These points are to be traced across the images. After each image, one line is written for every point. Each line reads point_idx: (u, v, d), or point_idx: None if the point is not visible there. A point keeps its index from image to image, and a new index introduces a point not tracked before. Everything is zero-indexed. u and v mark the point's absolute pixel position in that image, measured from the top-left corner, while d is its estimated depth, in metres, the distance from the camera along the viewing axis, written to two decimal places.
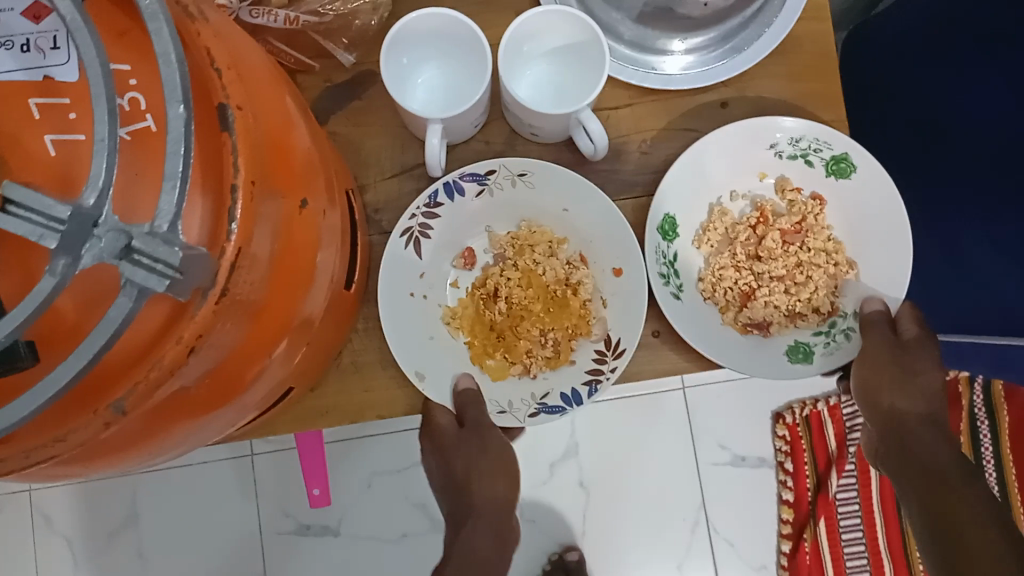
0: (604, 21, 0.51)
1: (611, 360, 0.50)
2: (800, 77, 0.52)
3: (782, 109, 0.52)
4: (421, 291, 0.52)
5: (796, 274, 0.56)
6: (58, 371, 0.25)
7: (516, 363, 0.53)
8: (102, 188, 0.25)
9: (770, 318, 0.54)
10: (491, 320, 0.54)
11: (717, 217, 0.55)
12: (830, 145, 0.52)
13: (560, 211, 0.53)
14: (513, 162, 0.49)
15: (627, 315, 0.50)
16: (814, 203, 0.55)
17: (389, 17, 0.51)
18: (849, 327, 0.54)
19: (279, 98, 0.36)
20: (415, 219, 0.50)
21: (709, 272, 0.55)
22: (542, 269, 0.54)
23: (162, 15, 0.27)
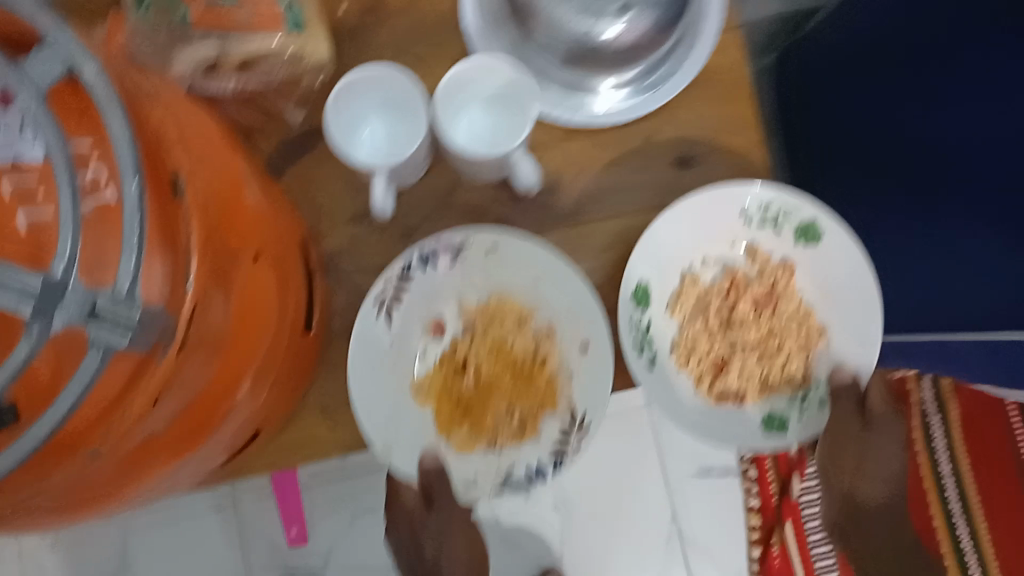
0: (536, 65, 0.55)
1: (577, 437, 0.55)
2: (718, 105, 0.56)
3: (703, 136, 0.56)
4: (389, 359, 0.56)
5: (768, 341, 0.62)
6: (37, 425, 0.29)
7: (482, 436, 0.57)
8: (68, 260, 0.28)
9: (743, 387, 0.60)
10: (458, 390, 0.59)
11: (689, 285, 0.61)
12: (796, 211, 0.57)
13: (532, 284, 0.56)
14: (484, 232, 0.55)
15: (593, 390, 0.55)
16: (782, 270, 0.60)
17: (335, 75, 0.55)
18: (821, 399, 0.59)
19: (229, 161, 0.39)
20: (387, 289, 0.54)
21: (684, 339, 0.62)
22: (511, 341, 0.59)
23: (114, 100, 0.31)
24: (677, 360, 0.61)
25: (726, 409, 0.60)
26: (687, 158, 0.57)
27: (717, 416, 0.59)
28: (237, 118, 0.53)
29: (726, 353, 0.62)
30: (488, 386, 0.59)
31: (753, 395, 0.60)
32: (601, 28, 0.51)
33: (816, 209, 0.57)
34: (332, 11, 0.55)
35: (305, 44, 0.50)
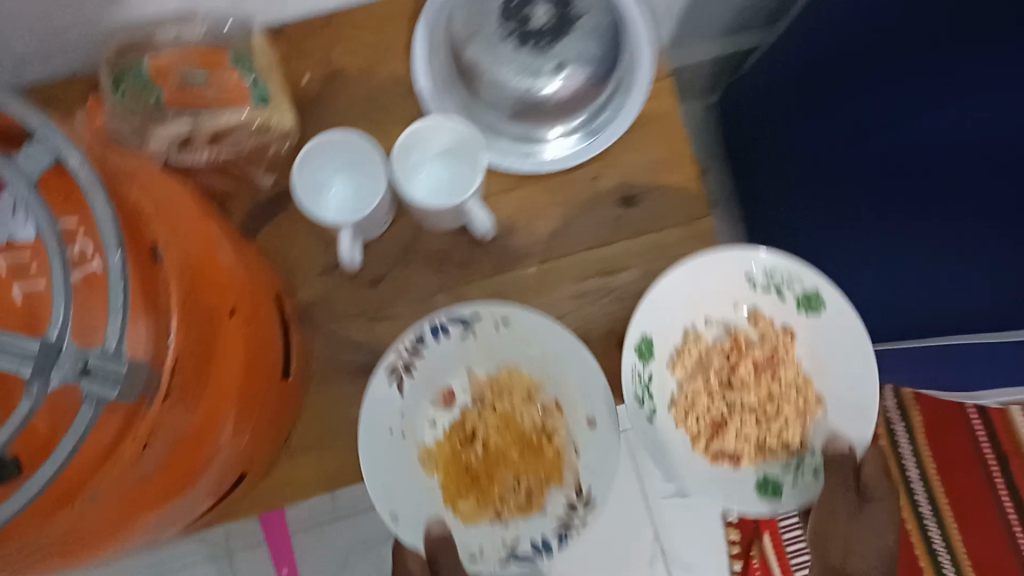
0: (486, 121, 0.61)
1: (583, 512, 0.57)
2: (655, 146, 0.61)
3: (644, 175, 0.61)
4: (399, 427, 0.59)
5: (766, 407, 0.65)
6: (38, 474, 0.32)
7: (489, 507, 0.60)
8: (62, 324, 0.32)
9: (739, 450, 0.63)
10: (467, 461, 0.62)
11: (692, 341, 0.65)
12: (803, 281, 0.61)
13: (539, 360, 0.60)
14: (497, 307, 0.57)
15: (600, 465, 0.58)
16: (785, 335, 0.64)
17: (300, 140, 0.60)
18: (815, 467, 0.62)
19: (203, 226, 0.43)
20: (398, 358, 0.57)
21: (683, 396, 0.65)
22: (520, 415, 0.62)
23: (95, 182, 0.35)
24: (676, 415, 0.64)
25: (724, 468, 0.62)
26: (630, 198, 0.61)
27: (713, 475, 0.62)
28: (212, 185, 0.57)
29: (725, 413, 0.65)
30: (497, 458, 0.62)
31: (747, 459, 0.63)
32: (541, 85, 0.56)
33: (822, 280, 0.61)
34: (295, 82, 0.61)
35: (273, 115, 0.55)
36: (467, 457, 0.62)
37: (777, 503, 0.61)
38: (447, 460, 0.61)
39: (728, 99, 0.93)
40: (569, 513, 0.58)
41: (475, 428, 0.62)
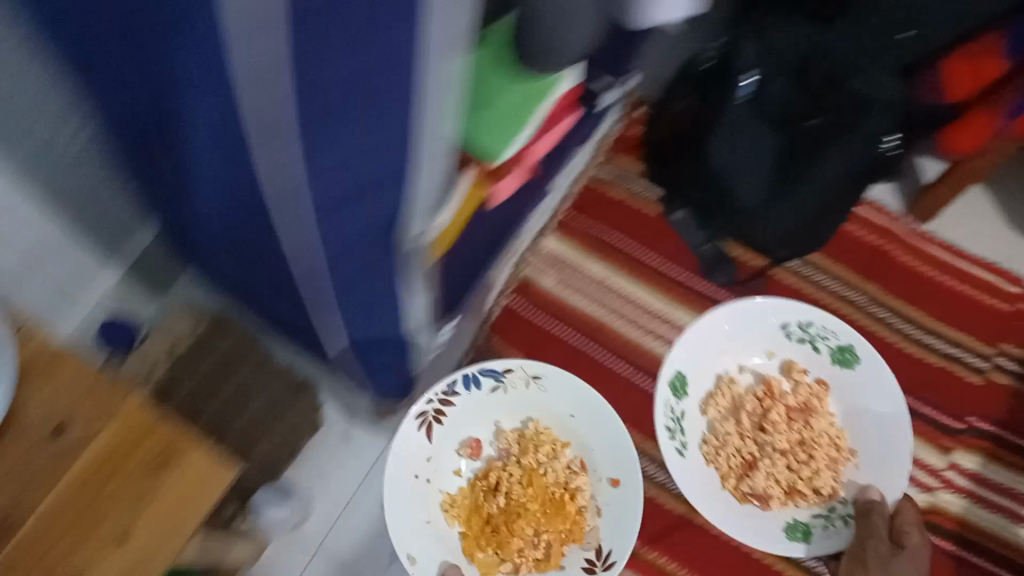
0: None
1: (601, 569, 0.92)
2: (46, 377, 0.57)
3: (60, 402, 0.57)
4: (424, 475, 0.95)
5: (798, 450, 0.99)
6: None
7: (507, 558, 0.92)
8: None
9: (770, 490, 0.97)
10: (487, 511, 0.95)
11: (727, 384, 1.04)
12: (838, 337, 1.02)
13: (568, 417, 0.99)
14: (529, 368, 0.97)
15: (618, 533, 0.92)
16: (818, 386, 1.02)
17: None
18: (845, 513, 0.97)
19: None
20: (427, 411, 0.94)
21: (715, 436, 1.01)
22: (544, 471, 0.96)
23: None
24: (707, 454, 1.00)
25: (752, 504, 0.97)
26: (60, 427, 0.56)
27: (744, 512, 0.97)
28: None
29: (752, 453, 1.00)
30: (515, 513, 0.93)
31: (775, 499, 0.97)
32: None
33: (852, 342, 1.02)
34: None
35: None
36: (489, 508, 0.94)
37: (809, 546, 0.96)
38: (468, 507, 0.96)
39: (187, 265, 0.95)
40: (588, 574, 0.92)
41: (499, 481, 0.96)
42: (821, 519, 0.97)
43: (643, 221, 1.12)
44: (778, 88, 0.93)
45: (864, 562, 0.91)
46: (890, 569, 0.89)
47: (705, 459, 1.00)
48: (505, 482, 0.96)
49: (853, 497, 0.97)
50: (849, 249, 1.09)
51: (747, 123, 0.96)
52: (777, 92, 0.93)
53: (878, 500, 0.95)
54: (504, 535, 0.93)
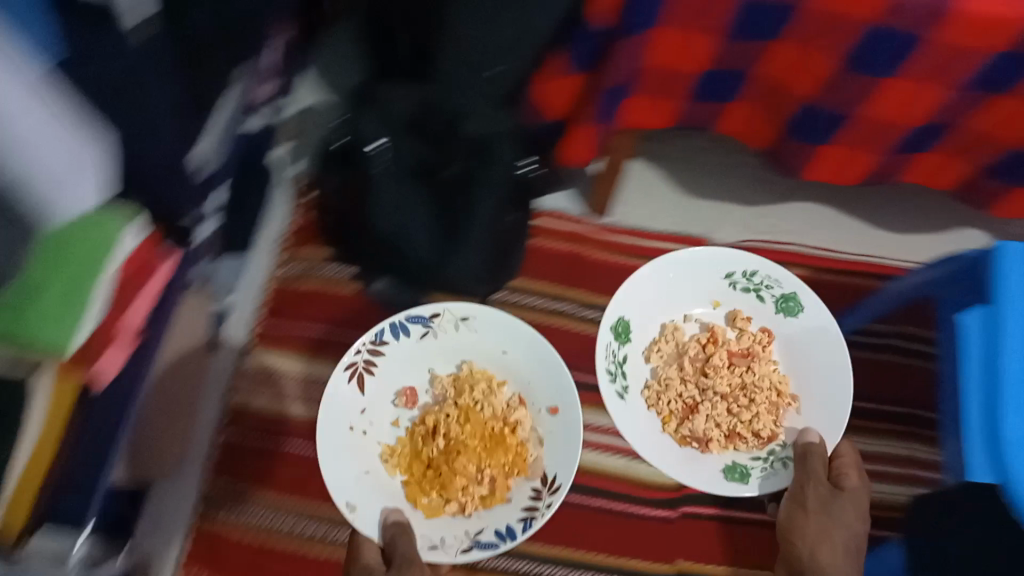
0: None
1: (547, 495, 0.84)
2: None
3: None
4: (360, 425, 0.89)
5: (740, 393, 0.95)
6: None
7: (453, 499, 0.85)
8: None
9: (710, 434, 0.93)
10: (430, 455, 0.88)
11: (669, 332, 1.00)
12: (780, 285, 0.99)
13: (501, 354, 0.95)
14: (455, 310, 0.93)
15: (561, 456, 0.86)
16: (762, 334, 0.99)
17: None
18: (784, 456, 0.92)
19: None
20: (356, 361, 0.90)
21: (655, 380, 0.98)
22: (483, 409, 0.91)
23: None
24: (647, 398, 0.97)
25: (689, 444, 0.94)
26: None
27: (681, 456, 0.93)
28: None
29: (695, 396, 0.95)
30: (455, 450, 0.87)
31: (715, 443, 0.93)
32: None
33: (795, 289, 0.98)
34: None
35: None
36: (427, 451, 0.88)
37: (746, 486, 0.91)
38: (409, 457, 0.89)
39: None
40: (535, 502, 0.85)
41: (439, 424, 0.89)
42: (760, 463, 0.93)
43: (341, 304, 1.08)
44: (406, 147, 0.95)
45: (806, 504, 0.88)
46: (830, 509, 0.87)
47: (647, 404, 0.97)
48: (442, 424, 0.90)
49: (794, 441, 0.93)
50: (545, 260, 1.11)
51: (407, 191, 0.96)
52: (407, 149, 0.95)
53: (817, 443, 0.90)
54: (446, 476, 0.86)
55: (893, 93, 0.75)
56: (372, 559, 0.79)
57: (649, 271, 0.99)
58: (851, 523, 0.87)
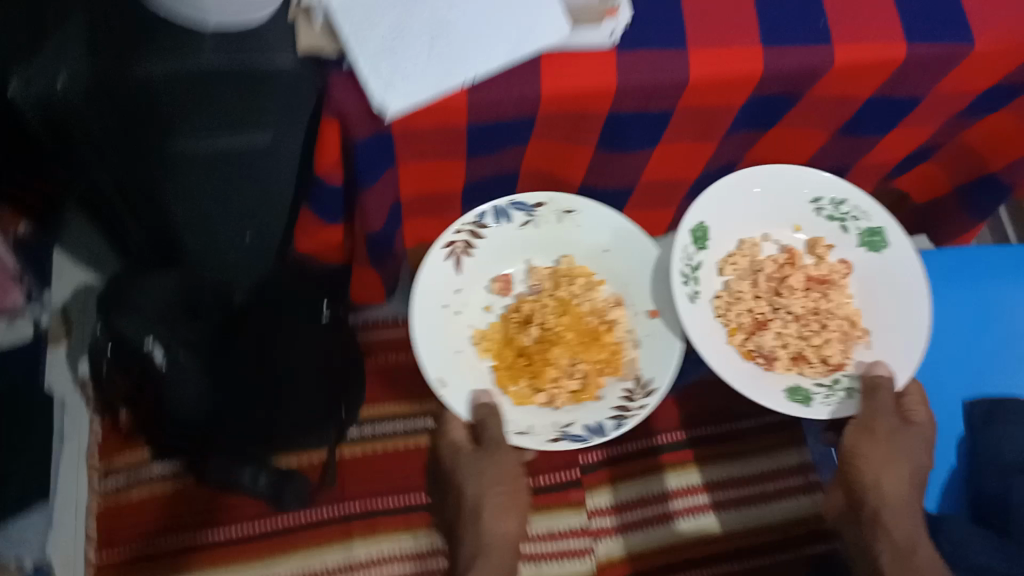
0: None
1: (641, 397, 0.72)
2: None
3: None
4: (454, 304, 0.76)
5: (811, 320, 0.75)
6: None
7: (541, 389, 0.74)
8: None
9: (774, 352, 0.73)
10: (522, 342, 0.77)
11: (747, 248, 0.77)
12: (868, 217, 0.74)
13: (601, 251, 0.79)
14: (561, 200, 0.75)
15: (660, 358, 0.73)
16: (841, 266, 0.76)
17: None
18: (851, 386, 0.70)
19: None
20: (460, 236, 0.74)
21: (729, 292, 0.76)
22: (580, 300, 0.78)
23: None
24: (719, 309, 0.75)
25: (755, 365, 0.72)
26: None
27: (745, 365, 0.71)
28: None
29: (765, 312, 0.76)
30: (552, 342, 0.78)
31: (778, 363, 0.72)
32: None
33: (885, 219, 0.73)
34: None
35: None
36: (521, 338, 0.78)
37: (808, 410, 0.68)
38: (499, 340, 0.78)
39: None
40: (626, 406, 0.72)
41: (533, 313, 0.79)
42: (822, 391, 0.71)
43: (176, 503, 0.99)
44: (184, 338, 0.84)
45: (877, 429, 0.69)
46: (901, 445, 0.69)
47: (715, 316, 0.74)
48: (538, 313, 0.79)
49: (860, 373, 0.70)
50: (387, 375, 1.06)
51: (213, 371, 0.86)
52: (188, 340, 0.84)
53: (887, 378, 0.68)
54: (538, 367, 0.76)
55: (664, 157, 0.71)
56: (460, 437, 0.75)
57: (757, 173, 0.74)
58: (917, 455, 0.68)
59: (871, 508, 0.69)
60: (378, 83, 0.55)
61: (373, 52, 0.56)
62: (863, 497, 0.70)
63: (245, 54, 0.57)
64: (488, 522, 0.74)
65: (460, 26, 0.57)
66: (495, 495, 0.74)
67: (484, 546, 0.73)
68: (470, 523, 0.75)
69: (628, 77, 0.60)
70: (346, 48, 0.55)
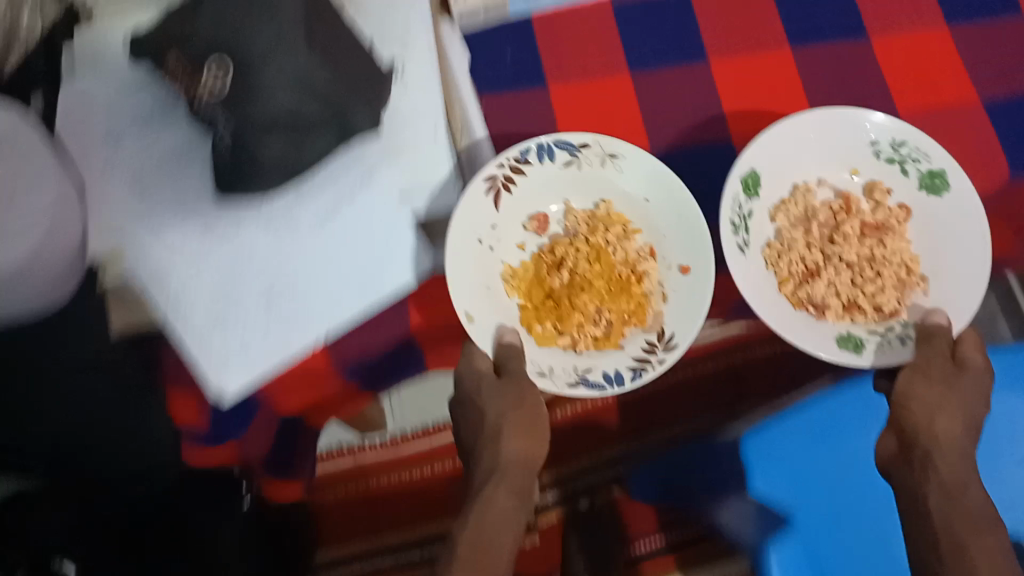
0: None
1: (662, 353, 0.57)
2: None
3: None
4: (488, 240, 0.60)
5: (866, 266, 0.62)
6: None
7: (566, 333, 0.59)
8: None
9: (828, 300, 0.62)
10: (550, 285, 0.60)
11: (801, 194, 0.64)
12: (929, 157, 0.60)
13: (641, 200, 0.61)
14: (607, 141, 0.59)
15: (691, 309, 0.57)
16: (901, 210, 0.63)
17: None
18: (905, 333, 0.60)
19: None
20: (502, 170, 0.59)
21: (780, 242, 0.64)
22: (614, 249, 0.61)
23: None
24: (771, 257, 0.63)
25: (804, 314, 0.61)
26: None
27: (790, 314, 0.60)
28: None
29: (819, 261, 0.63)
30: (583, 286, 0.60)
31: (831, 312, 0.61)
32: None
33: (950, 160, 0.59)
34: None
35: None
36: (547, 281, 0.61)
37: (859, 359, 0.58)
38: (530, 282, 0.61)
39: None
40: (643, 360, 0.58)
41: (563, 255, 0.61)
42: (875, 339, 0.60)
43: None
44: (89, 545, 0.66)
45: (928, 366, 0.58)
46: (959, 386, 0.59)
47: (766, 265, 0.62)
48: (571, 257, 0.60)
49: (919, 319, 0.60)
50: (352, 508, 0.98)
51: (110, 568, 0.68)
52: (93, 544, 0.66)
53: (946, 326, 0.59)
54: (564, 312, 0.60)
55: None
56: (485, 367, 0.56)
57: (836, 118, 0.62)
58: (972, 400, 0.59)
59: (920, 449, 0.58)
60: (214, 362, 0.52)
61: (202, 327, 0.53)
62: (914, 439, 0.58)
63: (54, 343, 0.52)
64: (513, 444, 0.55)
65: (296, 274, 0.54)
66: (516, 413, 0.55)
67: (502, 465, 0.54)
68: (486, 448, 0.55)
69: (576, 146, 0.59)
70: (169, 326, 0.53)
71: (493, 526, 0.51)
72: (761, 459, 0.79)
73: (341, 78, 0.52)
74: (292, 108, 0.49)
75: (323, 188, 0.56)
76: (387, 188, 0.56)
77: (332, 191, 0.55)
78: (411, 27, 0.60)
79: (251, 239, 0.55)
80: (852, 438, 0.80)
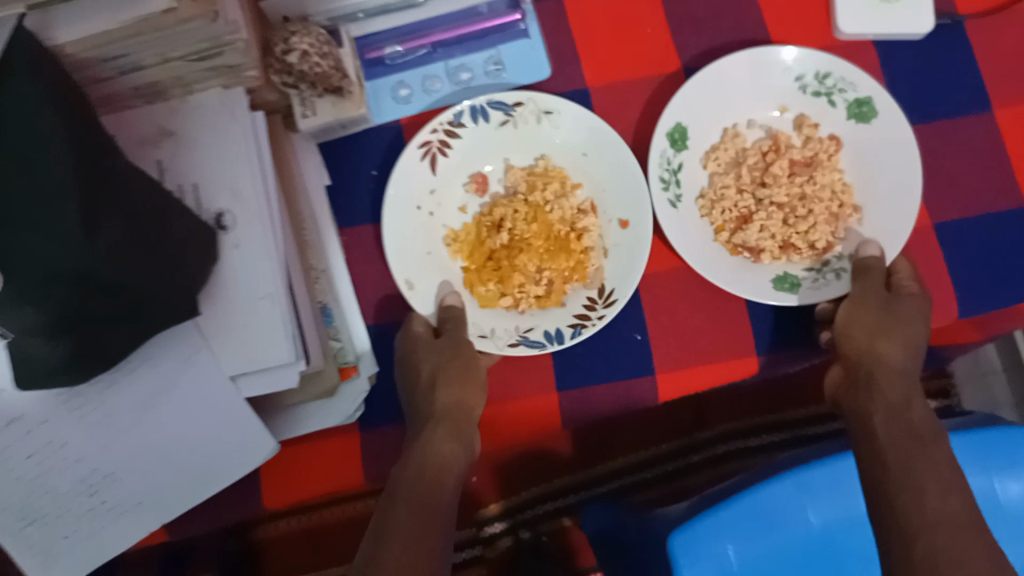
0: None
1: (602, 309, 0.57)
2: None
3: None
4: (429, 204, 0.61)
5: (798, 205, 0.61)
6: None
7: (508, 294, 0.59)
8: None
9: (762, 244, 0.61)
10: (489, 245, 0.60)
11: (729, 138, 0.63)
12: (855, 86, 0.61)
13: (578, 154, 0.62)
14: (541, 98, 0.59)
15: (625, 261, 0.58)
16: (829, 142, 0.62)
17: None
18: (839, 267, 0.62)
19: None
20: (433, 136, 0.59)
21: (711, 193, 0.62)
22: (551, 207, 0.60)
23: None
24: (706, 207, 0.62)
25: (739, 261, 0.61)
26: None
27: (728, 264, 0.60)
28: None
29: (752, 207, 0.62)
30: (522, 245, 0.59)
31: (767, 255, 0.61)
32: None
33: (874, 87, 0.60)
34: None
35: None
36: (487, 241, 0.60)
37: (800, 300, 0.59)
38: (472, 245, 0.61)
39: None
40: (584, 316, 0.58)
41: (502, 216, 0.60)
42: (807, 278, 0.61)
43: None
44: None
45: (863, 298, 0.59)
46: (894, 312, 0.57)
47: (699, 215, 0.62)
48: (509, 216, 0.60)
49: (851, 252, 0.61)
50: (288, 549, 0.90)
51: None
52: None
53: (878, 259, 0.59)
54: (502, 273, 0.59)
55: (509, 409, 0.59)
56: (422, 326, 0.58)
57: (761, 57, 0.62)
58: (910, 324, 0.58)
59: (863, 370, 0.57)
60: (39, 560, 0.50)
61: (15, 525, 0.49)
62: (857, 363, 0.57)
63: None
64: (448, 392, 0.54)
65: (126, 468, 0.50)
66: (449, 363, 0.55)
67: (437, 413, 0.53)
68: (426, 398, 0.54)
69: (517, 93, 0.59)
70: None
71: (438, 462, 0.49)
72: (688, 558, 0.55)
73: (160, 261, 0.44)
74: (87, 306, 0.41)
75: (146, 364, 0.48)
76: (219, 365, 0.49)
77: (150, 367, 0.48)
78: (233, 165, 0.50)
79: (58, 429, 0.48)
80: (793, 524, 0.56)
